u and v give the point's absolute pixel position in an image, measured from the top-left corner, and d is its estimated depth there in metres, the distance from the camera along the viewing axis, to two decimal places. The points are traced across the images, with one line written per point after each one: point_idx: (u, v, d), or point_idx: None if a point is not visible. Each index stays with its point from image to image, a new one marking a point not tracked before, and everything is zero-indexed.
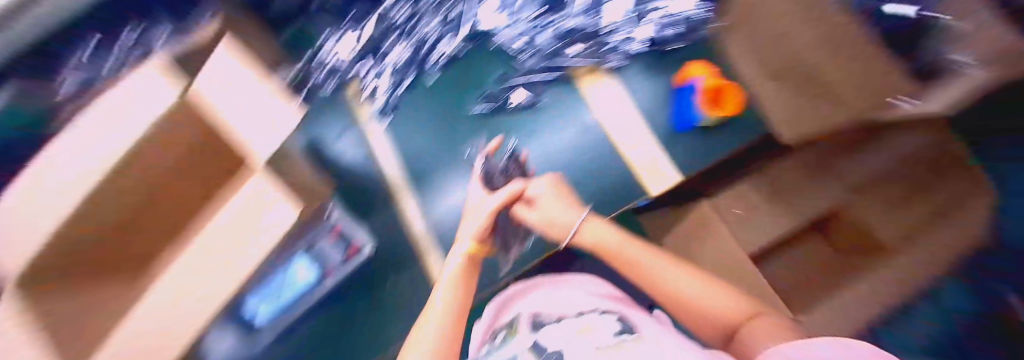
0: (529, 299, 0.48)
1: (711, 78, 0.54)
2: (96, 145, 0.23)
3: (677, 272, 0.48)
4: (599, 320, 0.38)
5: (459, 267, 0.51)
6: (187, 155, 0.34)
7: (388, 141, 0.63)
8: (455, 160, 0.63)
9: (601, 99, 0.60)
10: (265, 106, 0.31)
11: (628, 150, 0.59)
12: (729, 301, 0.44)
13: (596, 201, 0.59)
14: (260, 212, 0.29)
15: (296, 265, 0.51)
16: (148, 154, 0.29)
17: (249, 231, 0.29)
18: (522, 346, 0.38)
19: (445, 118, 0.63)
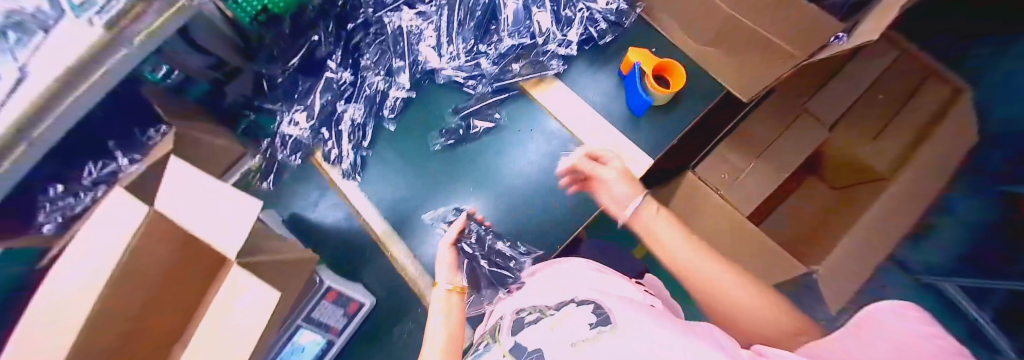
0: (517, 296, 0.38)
1: (650, 61, 0.56)
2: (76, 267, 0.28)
3: (717, 275, 0.32)
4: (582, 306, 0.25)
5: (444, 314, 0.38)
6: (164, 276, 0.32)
7: (365, 198, 0.64)
8: (436, 199, 0.63)
9: (556, 103, 0.61)
10: (201, 187, 0.31)
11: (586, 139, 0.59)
12: (754, 296, 0.30)
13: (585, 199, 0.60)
14: (233, 298, 0.30)
15: (299, 337, 0.48)
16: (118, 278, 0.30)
17: (218, 342, 0.29)
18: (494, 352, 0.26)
19: (416, 164, 0.64)
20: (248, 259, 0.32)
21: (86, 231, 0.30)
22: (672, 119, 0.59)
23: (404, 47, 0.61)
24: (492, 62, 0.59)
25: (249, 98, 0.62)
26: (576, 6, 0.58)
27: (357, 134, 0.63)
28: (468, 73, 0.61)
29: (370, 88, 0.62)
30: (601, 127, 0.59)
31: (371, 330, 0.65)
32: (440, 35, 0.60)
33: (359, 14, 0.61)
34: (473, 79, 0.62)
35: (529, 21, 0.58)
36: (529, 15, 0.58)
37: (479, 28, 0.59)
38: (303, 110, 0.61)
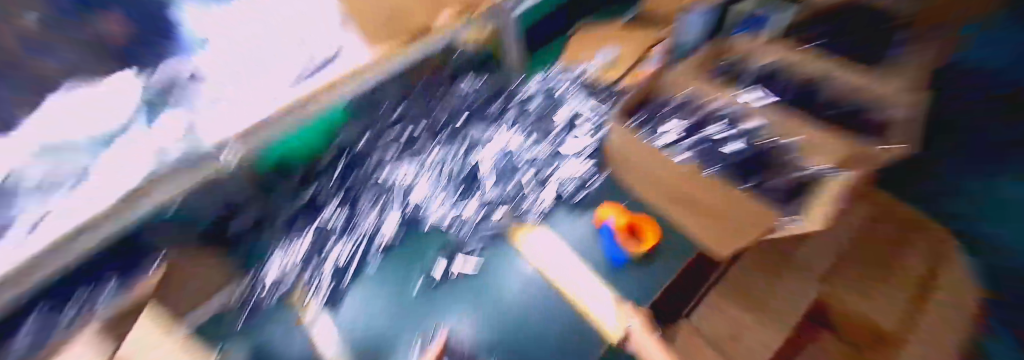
0: None
1: (620, 217, 0.66)
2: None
3: None
4: None
5: None
6: None
7: (336, 340, 0.59)
8: (405, 340, 0.60)
9: (540, 245, 0.68)
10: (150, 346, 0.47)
11: (566, 284, 0.62)
12: None
13: (579, 344, 0.57)
14: None
15: None
16: None
17: None
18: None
19: (397, 303, 0.64)
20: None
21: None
22: (650, 273, 0.63)
23: (399, 198, 0.74)
24: (480, 213, 0.73)
25: (248, 231, 0.68)
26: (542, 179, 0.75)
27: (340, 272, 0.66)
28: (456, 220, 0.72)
29: (363, 228, 0.70)
30: (573, 275, 0.63)
31: None
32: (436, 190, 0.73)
33: (359, 172, 0.76)
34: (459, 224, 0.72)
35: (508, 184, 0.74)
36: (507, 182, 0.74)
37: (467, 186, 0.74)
38: (298, 251, 0.67)
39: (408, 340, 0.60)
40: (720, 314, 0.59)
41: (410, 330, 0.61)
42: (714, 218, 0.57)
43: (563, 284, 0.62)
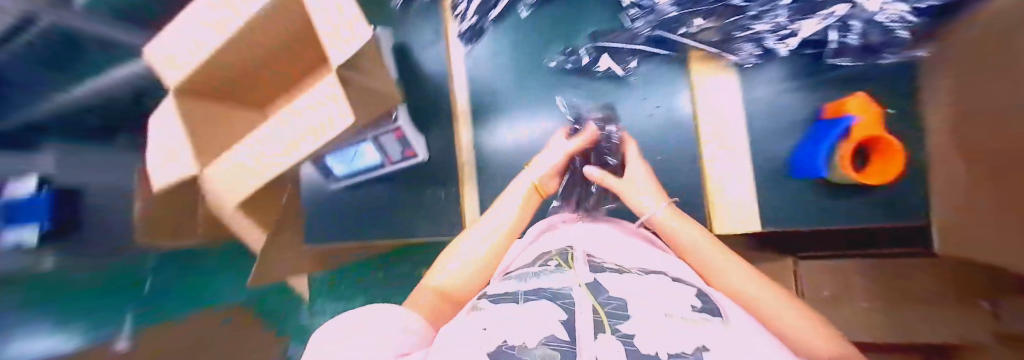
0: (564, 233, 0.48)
1: (870, 126, 0.47)
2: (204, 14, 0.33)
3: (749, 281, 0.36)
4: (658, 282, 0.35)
5: (521, 204, 0.47)
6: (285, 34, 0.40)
7: (466, 69, 0.67)
8: (521, 105, 0.66)
9: (712, 89, 0.57)
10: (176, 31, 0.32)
11: (707, 148, 0.58)
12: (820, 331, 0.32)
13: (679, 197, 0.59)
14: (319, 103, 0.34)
15: (363, 146, 0.50)
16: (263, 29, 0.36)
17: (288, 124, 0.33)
18: (573, 283, 0.33)
19: (523, 63, 0.65)
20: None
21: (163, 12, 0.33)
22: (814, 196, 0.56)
23: None
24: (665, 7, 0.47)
25: None
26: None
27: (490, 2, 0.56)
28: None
29: None
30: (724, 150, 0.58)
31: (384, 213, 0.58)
32: None
33: None
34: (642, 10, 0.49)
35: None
36: None
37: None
38: None
39: (533, 107, 0.65)
40: (843, 286, 0.48)
41: (536, 98, 0.65)
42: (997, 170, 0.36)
43: (704, 138, 0.58)
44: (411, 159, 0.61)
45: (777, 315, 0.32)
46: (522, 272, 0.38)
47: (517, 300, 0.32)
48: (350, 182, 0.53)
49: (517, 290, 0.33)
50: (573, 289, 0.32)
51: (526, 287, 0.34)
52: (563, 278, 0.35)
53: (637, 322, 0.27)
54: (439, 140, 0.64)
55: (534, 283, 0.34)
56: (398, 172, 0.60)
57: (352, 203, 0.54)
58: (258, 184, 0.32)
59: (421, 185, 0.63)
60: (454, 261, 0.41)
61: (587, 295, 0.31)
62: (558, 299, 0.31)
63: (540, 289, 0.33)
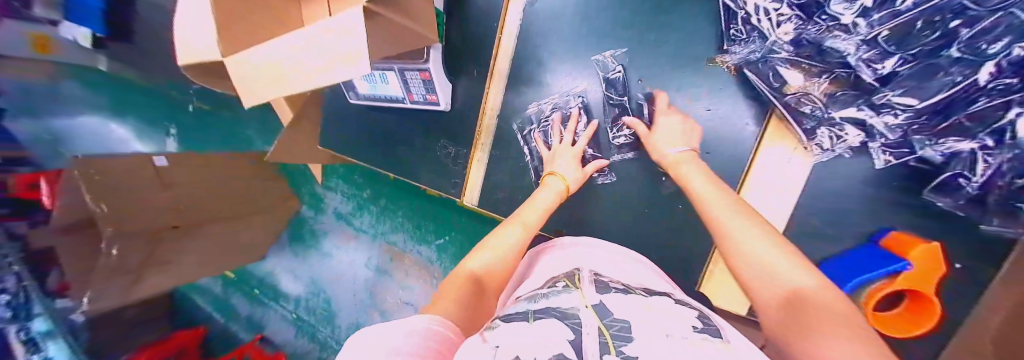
0: (576, 251, 0.43)
1: (926, 278, 0.35)
2: None
3: (734, 215, 0.31)
4: (660, 305, 0.28)
5: (554, 194, 0.45)
6: None
7: (521, 21, 0.55)
8: (562, 84, 0.55)
9: (777, 164, 0.44)
10: None
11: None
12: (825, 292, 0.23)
13: (679, 256, 0.51)
14: (346, 36, 0.36)
15: (388, 74, 0.57)
16: None
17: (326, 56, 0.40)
18: (578, 302, 0.28)
19: (586, 39, 0.52)
20: None
21: None
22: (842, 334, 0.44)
23: None
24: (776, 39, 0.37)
25: None
26: (1009, 112, 0.27)
27: None
28: (758, 19, 0.38)
29: None
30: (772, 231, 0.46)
31: (396, 147, 0.66)
32: None
33: None
34: (751, 32, 0.39)
35: (911, 50, 0.30)
36: (925, 43, 0.29)
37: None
38: None
39: (572, 85, 0.54)
40: None
41: (580, 73, 0.53)
42: None
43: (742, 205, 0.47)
44: (432, 103, 0.59)
45: (764, 260, 0.27)
46: (530, 294, 0.32)
47: (526, 319, 0.26)
48: (375, 101, 0.64)
49: (527, 310, 0.28)
50: (578, 310, 0.27)
51: (535, 307, 0.28)
52: (570, 298, 0.29)
53: (642, 344, 0.20)
54: (469, 86, 0.59)
55: (544, 302, 0.29)
56: (416, 109, 0.62)
57: (379, 123, 0.67)
58: (286, 85, 0.45)
59: (437, 130, 0.62)
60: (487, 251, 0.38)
61: (591, 315, 0.25)
62: (566, 318, 0.25)
63: (549, 307, 0.27)
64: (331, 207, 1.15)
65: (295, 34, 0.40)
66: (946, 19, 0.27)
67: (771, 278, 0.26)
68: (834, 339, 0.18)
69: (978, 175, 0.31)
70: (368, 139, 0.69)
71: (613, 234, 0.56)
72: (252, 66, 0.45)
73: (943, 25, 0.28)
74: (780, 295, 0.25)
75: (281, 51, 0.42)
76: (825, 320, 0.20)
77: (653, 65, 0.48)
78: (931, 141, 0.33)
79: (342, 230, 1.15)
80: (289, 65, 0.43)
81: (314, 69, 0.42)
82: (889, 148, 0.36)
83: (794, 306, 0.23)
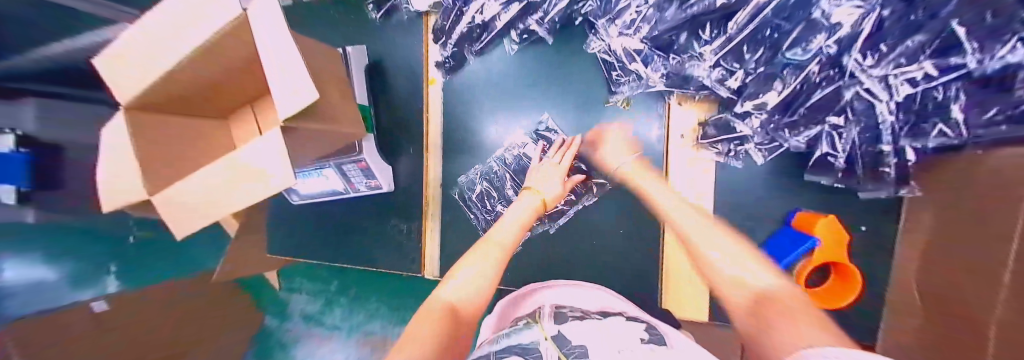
0: (541, 297, 0.46)
1: (833, 251, 0.40)
2: (142, 79, 0.41)
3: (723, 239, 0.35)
4: (613, 324, 0.31)
5: (530, 210, 0.48)
6: (230, 71, 0.48)
7: (441, 100, 0.61)
8: (492, 144, 0.60)
9: (686, 176, 0.52)
10: (127, 85, 0.41)
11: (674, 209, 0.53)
12: (797, 299, 0.25)
13: (634, 271, 0.56)
14: (264, 145, 0.37)
15: (325, 171, 0.58)
16: (185, 76, 0.43)
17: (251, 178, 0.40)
18: (539, 336, 0.30)
19: (505, 101, 0.59)
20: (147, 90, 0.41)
21: (154, 104, 0.45)
22: None
23: None
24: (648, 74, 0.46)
25: None
26: (843, 95, 0.34)
27: (475, 36, 0.55)
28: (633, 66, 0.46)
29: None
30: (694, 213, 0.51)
31: (350, 237, 0.67)
32: None
33: None
34: (631, 75, 0.48)
35: (745, 65, 0.38)
36: (757, 60, 0.37)
37: (655, 11, 0.38)
38: None
39: (502, 141, 0.59)
40: None
41: (513, 126, 0.59)
42: (959, 318, 0.32)
43: None
44: (375, 187, 0.61)
45: (737, 272, 0.31)
46: (492, 336, 0.34)
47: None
48: (320, 198, 0.66)
49: (489, 352, 0.30)
50: (539, 343, 0.29)
51: (498, 347, 0.30)
52: (533, 332, 0.31)
53: None
54: (409, 164, 0.62)
55: (505, 342, 0.30)
56: (362, 196, 0.65)
57: (330, 217, 0.69)
58: (213, 213, 0.45)
59: (387, 211, 0.64)
60: (459, 279, 0.38)
61: (551, 347, 0.28)
62: (527, 353, 0.27)
63: (512, 345, 0.29)
64: (295, 312, 0.95)
65: (216, 167, 0.41)
66: (769, 34, 0.34)
67: (738, 283, 0.30)
68: (799, 327, 0.21)
69: (840, 151, 0.39)
70: (323, 235, 0.70)
71: (572, 268, 0.59)
72: (177, 202, 0.43)
73: (763, 43, 0.35)
74: (750, 297, 0.28)
75: (204, 186, 0.42)
76: (786, 312, 0.23)
77: (573, 113, 0.56)
78: (795, 133, 0.41)
79: (312, 334, 0.93)
80: (214, 194, 0.43)
81: (243, 192, 0.42)
82: (762, 145, 0.45)
83: (759, 304, 0.26)
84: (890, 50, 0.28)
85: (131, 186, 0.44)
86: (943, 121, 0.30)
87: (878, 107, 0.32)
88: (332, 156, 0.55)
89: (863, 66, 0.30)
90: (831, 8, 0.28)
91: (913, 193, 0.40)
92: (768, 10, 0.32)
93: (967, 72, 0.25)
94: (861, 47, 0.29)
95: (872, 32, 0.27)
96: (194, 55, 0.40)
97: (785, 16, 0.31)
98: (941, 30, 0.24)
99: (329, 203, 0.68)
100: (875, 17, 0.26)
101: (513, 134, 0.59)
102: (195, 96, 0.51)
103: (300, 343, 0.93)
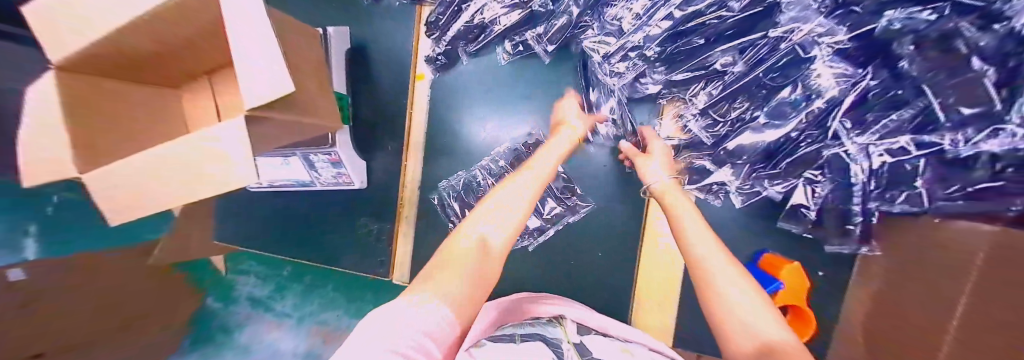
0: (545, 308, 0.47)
1: (793, 296, 0.43)
2: (73, 38, 0.35)
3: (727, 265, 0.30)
4: (631, 348, 0.36)
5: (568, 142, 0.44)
6: (190, 39, 0.43)
7: (429, 98, 0.57)
8: (479, 150, 0.58)
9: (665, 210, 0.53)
10: (54, 42, 0.35)
11: (656, 227, 0.53)
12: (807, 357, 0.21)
13: (605, 292, 0.56)
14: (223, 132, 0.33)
15: (292, 160, 0.53)
16: (133, 39, 0.38)
17: (204, 165, 0.36)
18: (562, 336, 0.35)
19: (496, 108, 0.57)
20: (82, 50, 0.35)
21: (91, 65, 0.38)
22: None
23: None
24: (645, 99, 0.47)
25: None
26: (822, 154, 0.36)
27: (472, 36, 0.52)
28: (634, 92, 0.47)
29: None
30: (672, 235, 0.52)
31: (313, 230, 0.63)
32: (638, 18, 0.39)
33: None
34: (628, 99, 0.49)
35: (732, 112, 0.42)
36: (748, 109, 0.40)
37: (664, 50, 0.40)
38: None
39: (489, 147, 0.57)
40: None
41: (502, 135, 0.57)
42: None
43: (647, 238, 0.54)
44: (346, 182, 0.57)
45: (738, 312, 0.26)
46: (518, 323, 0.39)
47: (512, 341, 0.33)
48: (283, 186, 0.61)
49: (514, 333, 0.35)
50: (563, 342, 0.34)
51: (523, 331, 0.36)
52: (558, 331, 0.37)
53: None
54: (385, 160, 0.58)
55: (530, 329, 0.36)
56: (331, 188, 0.60)
57: (293, 206, 0.64)
58: (155, 198, 0.39)
59: (357, 208, 0.60)
60: (485, 221, 0.30)
61: (571, 349, 0.32)
62: (546, 345, 0.32)
63: (537, 335, 0.34)
64: (242, 295, 0.88)
65: (162, 149, 0.35)
66: (758, 90, 0.38)
67: (743, 326, 0.25)
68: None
69: (812, 204, 0.41)
70: (283, 224, 0.65)
71: (544, 283, 0.59)
72: (108, 182, 0.37)
73: (756, 95, 0.39)
74: (754, 346, 0.23)
75: (145, 167, 0.36)
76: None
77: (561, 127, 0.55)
78: (774, 182, 0.42)
79: (263, 318, 0.88)
80: (158, 177, 0.37)
81: (196, 179, 0.37)
82: (742, 189, 0.46)
83: (768, 351, 0.22)
84: (874, 121, 0.31)
85: (54, 158, 0.37)
86: (910, 188, 0.33)
87: (852, 168, 0.35)
88: (301, 147, 0.50)
89: (850, 133, 0.33)
90: (825, 76, 0.31)
91: (873, 252, 0.41)
92: (765, 66, 0.35)
93: (942, 150, 0.27)
94: (845, 116, 0.32)
95: (854, 101, 0.31)
96: (140, 18, 0.34)
97: (779, 75, 0.35)
98: (922, 107, 0.26)
99: (292, 192, 0.63)
100: (863, 85, 0.30)
101: (501, 144, 0.57)
102: (147, 61, 0.45)
103: (247, 327, 0.86)
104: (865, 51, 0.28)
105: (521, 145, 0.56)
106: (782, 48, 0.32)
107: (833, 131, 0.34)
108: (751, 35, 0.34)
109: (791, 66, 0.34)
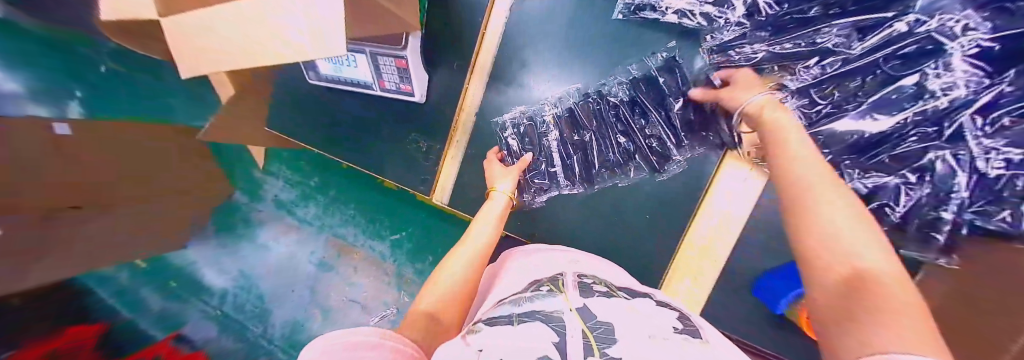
0: (544, 260, 0.46)
1: None
2: None
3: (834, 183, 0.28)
4: (643, 305, 0.31)
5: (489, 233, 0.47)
6: None
7: (508, 19, 0.53)
8: (539, 90, 0.55)
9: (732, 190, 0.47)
10: None
11: (713, 201, 0.48)
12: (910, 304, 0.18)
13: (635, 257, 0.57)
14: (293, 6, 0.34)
15: (361, 57, 0.55)
16: None
17: (266, 38, 0.38)
18: (563, 306, 0.29)
19: (573, 45, 0.52)
20: None
21: None
22: (775, 335, 0.49)
23: None
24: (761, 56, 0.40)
25: None
26: (926, 155, 0.35)
27: None
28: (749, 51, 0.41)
29: None
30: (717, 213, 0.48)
31: (362, 137, 0.65)
32: None
33: None
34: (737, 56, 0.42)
35: (837, 95, 0.38)
36: (858, 92, 0.37)
37: (775, 12, 0.39)
38: None
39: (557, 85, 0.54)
40: None
41: (565, 79, 0.54)
42: None
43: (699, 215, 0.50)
44: (405, 93, 0.58)
45: (833, 229, 0.24)
46: (513, 299, 0.34)
47: (511, 322, 0.28)
48: (341, 86, 0.62)
49: (511, 313, 0.30)
50: (563, 312, 0.28)
51: (519, 310, 0.31)
52: (556, 301, 0.31)
53: (627, 346, 0.22)
54: (448, 79, 0.57)
55: (529, 306, 0.31)
56: (387, 99, 0.60)
57: (346, 110, 0.65)
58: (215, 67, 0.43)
59: (410, 123, 0.61)
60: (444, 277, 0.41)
61: (575, 318, 0.27)
62: (550, 321, 0.27)
63: (533, 311, 0.29)
64: (268, 196, 1.00)
65: (221, 13, 0.37)
66: (875, 72, 0.36)
67: (837, 245, 0.23)
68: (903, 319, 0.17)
69: (902, 206, 0.38)
70: (334, 126, 0.67)
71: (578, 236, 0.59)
72: (182, 37, 0.41)
73: (872, 80, 0.36)
74: (846, 267, 0.22)
75: (200, 23, 0.39)
76: (901, 302, 0.19)
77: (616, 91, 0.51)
78: (865, 175, 0.39)
79: (280, 220, 0.98)
80: (217, 42, 0.41)
81: (252, 51, 0.40)
82: None
83: (861, 284, 0.21)
84: (1011, 126, 0.29)
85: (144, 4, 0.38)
86: (1014, 206, 0.30)
87: (958, 176, 0.33)
88: (371, 43, 0.53)
89: (978, 133, 0.31)
90: (958, 70, 0.30)
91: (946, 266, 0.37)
92: (889, 51, 0.34)
93: None
94: (976, 113, 0.30)
95: (988, 102, 0.30)
96: None
97: (906, 63, 0.33)
98: None
99: (348, 93, 0.63)
100: (998, 89, 0.29)
101: (571, 84, 0.54)
102: None
103: (266, 224, 0.97)
104: (1007, 55, 0.28)
105: (578, 92, 0.53)
106: (918, 32, 0.31)
107: (955, 130, 0.32)
108: (883, 13, 0.33)
109: (923, 54, 0.32)
